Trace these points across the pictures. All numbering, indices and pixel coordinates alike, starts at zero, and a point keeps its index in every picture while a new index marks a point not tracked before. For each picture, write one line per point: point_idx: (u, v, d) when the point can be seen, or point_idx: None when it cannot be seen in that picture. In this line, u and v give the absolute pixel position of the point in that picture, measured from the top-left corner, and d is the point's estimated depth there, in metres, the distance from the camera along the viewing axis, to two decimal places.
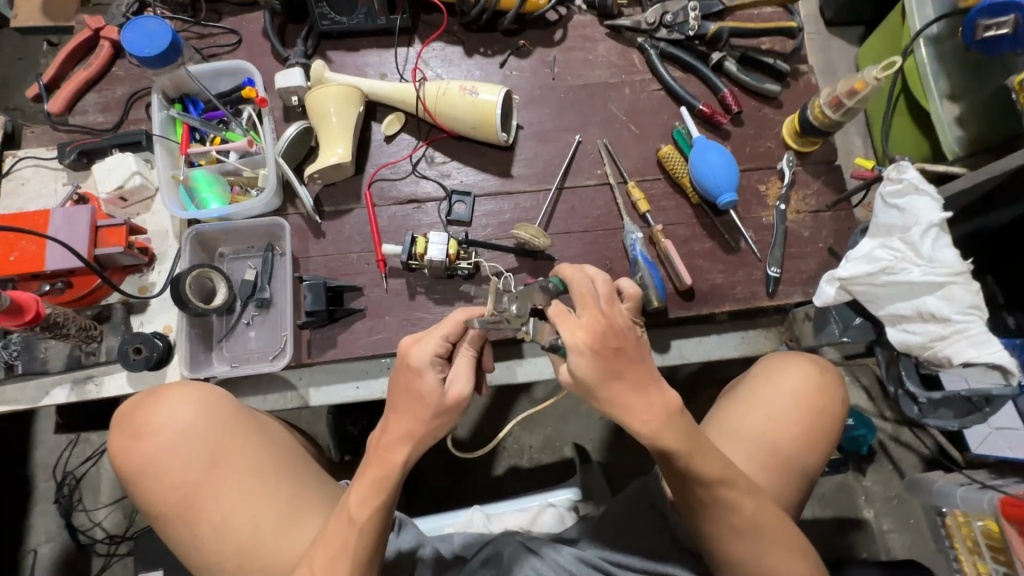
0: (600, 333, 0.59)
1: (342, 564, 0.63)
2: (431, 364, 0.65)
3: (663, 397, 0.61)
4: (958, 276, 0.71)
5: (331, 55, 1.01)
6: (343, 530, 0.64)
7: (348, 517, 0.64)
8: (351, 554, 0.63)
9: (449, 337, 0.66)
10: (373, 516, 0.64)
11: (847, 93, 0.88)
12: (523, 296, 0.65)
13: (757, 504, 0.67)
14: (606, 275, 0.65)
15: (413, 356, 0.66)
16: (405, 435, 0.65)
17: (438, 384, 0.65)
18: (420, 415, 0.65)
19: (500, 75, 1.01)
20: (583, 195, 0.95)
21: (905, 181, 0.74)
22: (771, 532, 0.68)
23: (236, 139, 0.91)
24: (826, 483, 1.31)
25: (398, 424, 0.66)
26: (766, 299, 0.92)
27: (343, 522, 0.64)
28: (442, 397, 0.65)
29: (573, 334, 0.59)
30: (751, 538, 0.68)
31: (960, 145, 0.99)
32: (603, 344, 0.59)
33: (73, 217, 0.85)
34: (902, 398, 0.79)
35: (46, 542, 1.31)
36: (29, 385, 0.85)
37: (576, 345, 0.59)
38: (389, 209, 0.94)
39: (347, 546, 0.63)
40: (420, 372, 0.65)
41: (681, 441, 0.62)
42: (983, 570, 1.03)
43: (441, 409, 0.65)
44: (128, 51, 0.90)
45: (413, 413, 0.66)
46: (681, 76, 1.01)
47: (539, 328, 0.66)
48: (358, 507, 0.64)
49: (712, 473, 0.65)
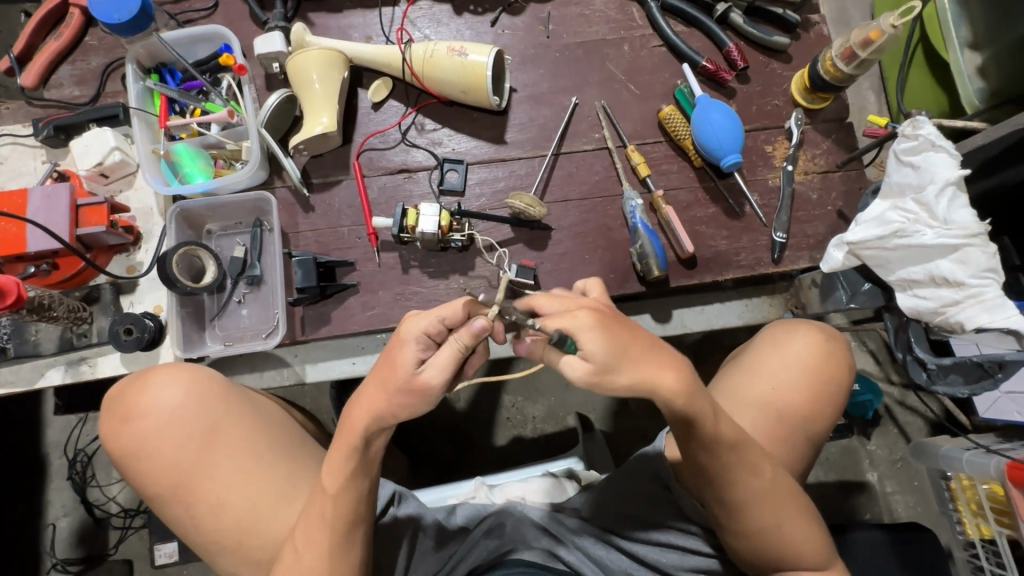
0: (599, 309, 0.57)
1: (322, 534, 0.65)
2: (416, 340, 0.62)
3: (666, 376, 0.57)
4: (974, 238, 0.67)
5: (313, 17, 0.95)
6: (319, 502, 0.65)
7: (322, 490, 0.65)
8: (334, 526, 0.65)
9: (445, 320, 0.61)
10: (352, 490, 0.65)
11: (861, 44, 0.82)
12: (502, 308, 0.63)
13: (752, 479, 0.66)
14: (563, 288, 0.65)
15: (404, 328, 0.62)
16: (369, 406, 0.63)
17: (414, 363, 0.61)
18: (388, 387, 0.62)
19: (491, 34, 0.96)
20: (580, 160, 0.91)
21: (921, 138, 0.70)
22: (758, 509, 0.67)
23: (216, 111, 0.87)
24: (830, 448, 1.31)
25: (368, 394, 0.64)
26: (771, 265, 0.89)
27: (318, 496, 0.66)
28: (413, 377, 0.61)
29: (577, 314, 0.56)
30: (750, 509, 0.67)
31: (979, 98, 0.95)
32: (608, 318, 0.57)
33: (51, 197, 0.82)
34: (911, 363, 0.77)
35: (64, 516, 1.35)
36: (23, 368, 0.84)
37: (582, 322, 0.55)
38: (380, 179, 0.90)
39: (329, 520, 0.65)
40: (405, 344, 0.62)
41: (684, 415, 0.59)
42: (988, 533, 1.01)
43: (408, 386, 0.61)
44: (98, 19, 0.86)
45: (383, 382, 0.63)
46: (684, 30, 0.96)
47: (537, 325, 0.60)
48: (330, 480, 0.65)
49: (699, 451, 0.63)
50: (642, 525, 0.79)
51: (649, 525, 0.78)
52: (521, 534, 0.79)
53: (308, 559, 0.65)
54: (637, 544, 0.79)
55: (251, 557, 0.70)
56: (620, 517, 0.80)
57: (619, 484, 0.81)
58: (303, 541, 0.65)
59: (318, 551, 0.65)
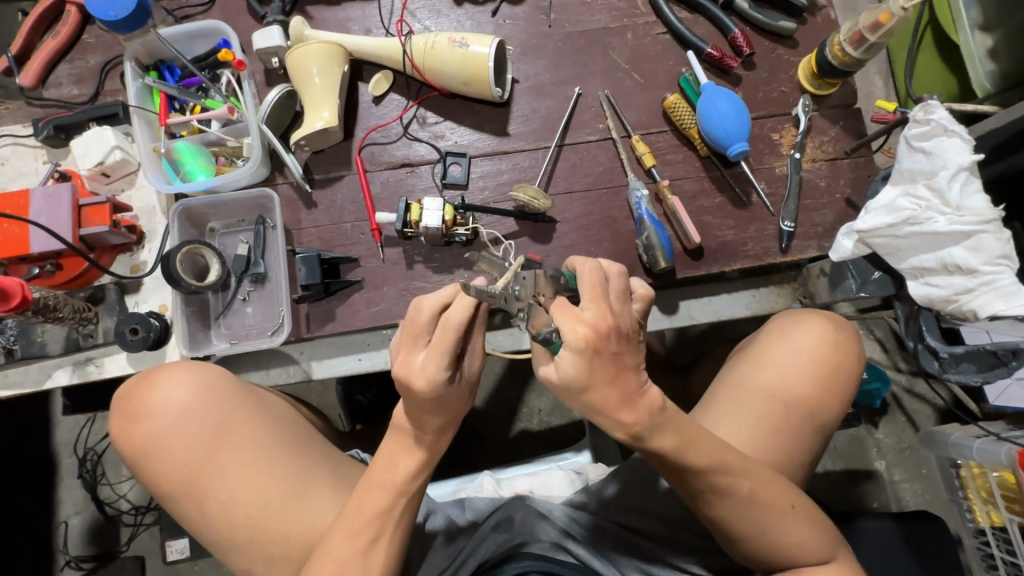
0: (603, 331, 0.54)
1: (369, 530, 0.65)
2: (444, 383, 0.60)
3: (646, 399, 0.58)
4: (988, 224, 0.66)
5: (312, 10, 0.94)
6: (382, 493, 0.66)
7: (381, 480, 0.66)
8: (388, 514, 0.66)
9: (450, 353, 0.59)
10: (414, 476, 0.67)
11: (870, 27, 0.81)
12: (525, 280, 0.58)
13: (755, 483, 0.66)
14: (621, 267, 0.62)
15: (417, 385, 0.60)
16: (450, 419, 0.65)
17: (463, 383, 0.63)
18: (460, 406, 0.65)
19: (492, 25, 0.94)
20: (584, 151, 0.90)
21: (933, 122, 0.68)
22: (763, 510, 0.66)
23: (216, 107, 0.87)
24: (838, 436, 1.31)
25: (435, 421, 0.64)
26: (779, 255, 0.88)
27: (382, 487, 0.66)
28: (468, 385, 0.64)
29: (574, 329, 0.54)
30: (757, 511, 0.66)
31: (990, 81, 0.94)
32: (601, 346, 0.54)
33: (53, 198, 0.82)
34: (922, 352, 0.75)
35: (75, 514, 1.36)
36: (31, 369, 0.84)
37: (575, 340, 0.54)
38: (382, 174, 0.89)
39: (378, 512, 0.66)
40: (435, 394, 0.60)
41: (668, 438, 0.60)
42: (998, 521, 1.00)
43: (473, 388, 0.65)
44: (94, 16, 0.85)
45: (450, 411, 0.64)
46: (688, 17, 0.94)
47: (535, 313, 0.58)
48: (410, 478, 0.66)
49: (703, 462, 0.62)
50: (649, 519, 0.80)
51: (657, 518, 0.80)
52: (530, 527, 0.78)
53: (351, 554, 0.65)
54: (646, 539, 0.79)
55: (264, 553, 0.70)
56: (631, 509, 0.81)
57: (628, 474, 0.82)
58: (345, 539, 0.65)
59: (360, 546, 0.65)
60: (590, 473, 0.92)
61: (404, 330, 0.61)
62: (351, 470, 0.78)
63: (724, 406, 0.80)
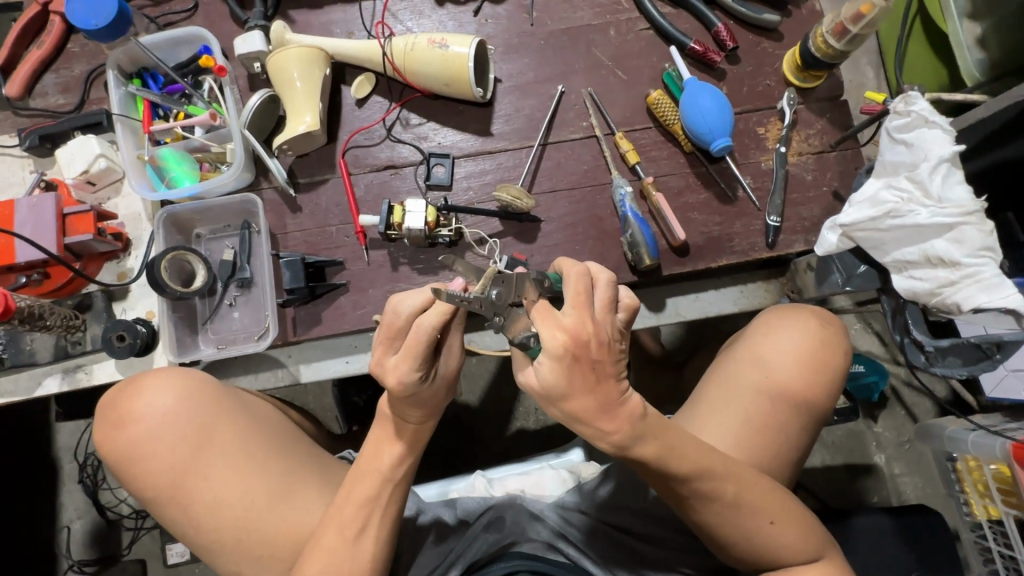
0: (583, 337, 0.54)
1: (355, 524, 0.66)
2: (410, 387, 0.61)
3: (627, 407, 0.58)
4: (970, 216, 0.65)
5: (294, 14, 0.94)
6: (369, 483, 0.66)
7: (368, 468, 0.67)
8: (376, 501, 0.66)
9: (419, 358, 0.59)
10: (400, 463, 0.67)
11: (852, 18, 0.80)
12: (505, 283, 0.57)
13: (740, 487, 0.65)
14: (610, 274, 0.61)
15: (391, 387, 0.61)
16: (431, 411, 0.66)
17: (436, 384, 0.64)
18: (437, 402, 0.66)
19: (474, 25, 0.94)
20: (569, 149, 0.90)
21: (913, 114, 0.68)
22: (749, 513, 0.66)
23: (199, 114, 0.87)
24: (836, 431, 1.30)
25: (414, 415, 0.66)
26: (766, 250, 0.87)
27: (367, 474, 0.67)
28: (444, 387, 0.65)
29: (553, 335, 0.54)
30: (743, 514, 0.66)
31: (980, 70, 0.92)
32: (580, 353, 0.54)
33: (38, 206, 0.82)
34: (908, 346, 0.75)
35: (78, 518, 1.37)
36: (21, 377, 0.85)
37: (555, 346, 0.54)
38: (366, 176, 0.90)
39: (365, 499, 0.66)
40: (405, 395, 0.62)
41: (650, 446, 0.60)
42: (995, 514, 0.99)
43: (448, 387, 0.66)
44: (75, 25, 0.86)
45: (427, 408, 0.65)
46: (671, 12, 0.93)
47: (514, 320, 0.59)
48: (392, 467, 0.67)
49: (686, 469, 0.62)
50: (641, 518, 0.80)
51: (647, 517, 0.80)
52: (521, 527, 0.78)
53: (341, 544, 0.65)
54: (637, 539, 0.79)
55: (252, 554, 0.71)
56: (623, 508, 0.81)
57: (621, 474, 0.81)
58: (331, 534, 0.65)
59: (347, 541, 0.65)
60: (582, 472, 0.91)
61: (381, 330, 0.61)
62: (337, 471, 0.78)
63: (711, 404, 0.79)
